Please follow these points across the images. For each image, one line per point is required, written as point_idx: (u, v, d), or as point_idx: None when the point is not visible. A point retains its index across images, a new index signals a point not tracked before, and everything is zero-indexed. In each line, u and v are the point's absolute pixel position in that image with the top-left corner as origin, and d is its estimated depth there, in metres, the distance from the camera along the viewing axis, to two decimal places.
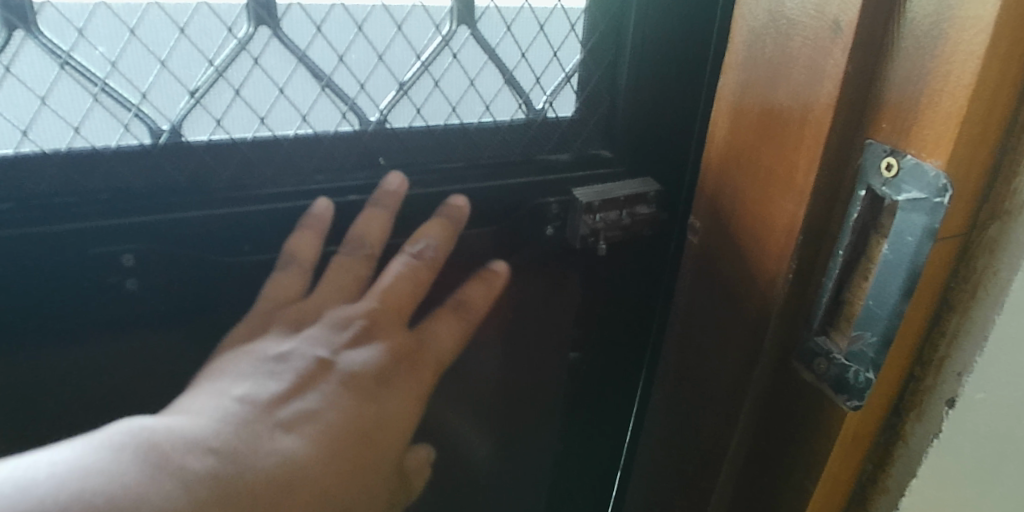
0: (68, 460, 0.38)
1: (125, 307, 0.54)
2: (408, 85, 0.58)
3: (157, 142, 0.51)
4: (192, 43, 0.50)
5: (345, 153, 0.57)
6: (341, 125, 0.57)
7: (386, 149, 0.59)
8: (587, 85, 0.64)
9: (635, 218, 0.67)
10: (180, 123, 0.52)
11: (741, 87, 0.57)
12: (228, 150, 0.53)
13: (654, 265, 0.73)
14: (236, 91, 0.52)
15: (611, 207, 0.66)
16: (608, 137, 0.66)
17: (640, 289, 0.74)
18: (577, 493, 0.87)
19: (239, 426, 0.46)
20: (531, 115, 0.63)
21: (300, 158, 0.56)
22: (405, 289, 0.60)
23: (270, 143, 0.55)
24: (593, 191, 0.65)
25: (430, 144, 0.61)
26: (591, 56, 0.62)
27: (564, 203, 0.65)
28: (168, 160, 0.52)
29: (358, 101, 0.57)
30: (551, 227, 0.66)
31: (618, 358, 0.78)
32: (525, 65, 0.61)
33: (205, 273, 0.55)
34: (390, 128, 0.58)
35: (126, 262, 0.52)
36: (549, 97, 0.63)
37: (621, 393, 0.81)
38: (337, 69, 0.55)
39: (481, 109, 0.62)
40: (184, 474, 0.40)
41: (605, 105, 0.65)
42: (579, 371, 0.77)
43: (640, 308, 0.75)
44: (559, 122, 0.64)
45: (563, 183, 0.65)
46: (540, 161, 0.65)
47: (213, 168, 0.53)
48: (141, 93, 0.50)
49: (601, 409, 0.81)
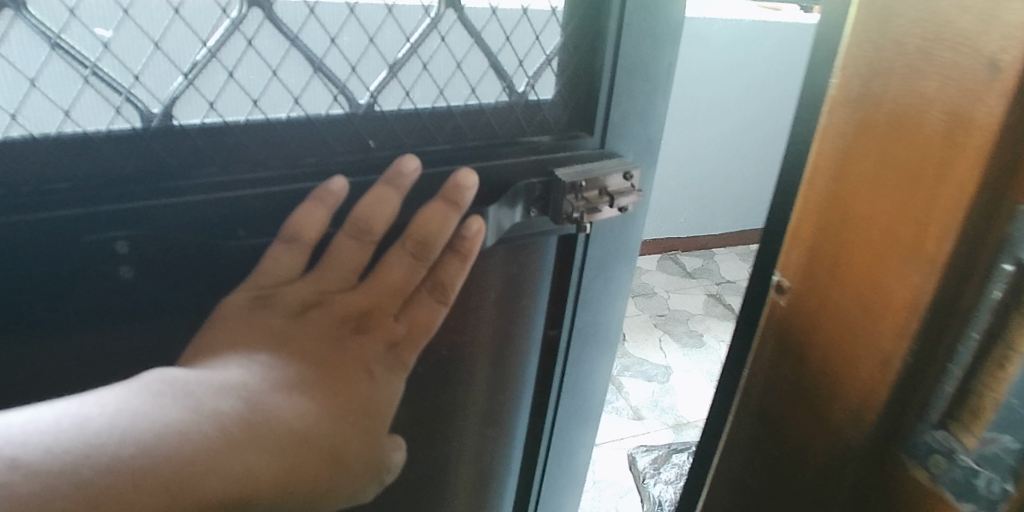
0: (115, 401, 0.41)
1: (119, 297, 0.51)
2: (397, 66, 0.58)
3: (148, 126, 0.50)
4: (187, 24, 0.49)
5: (337, 136, 0.57)
6: (332, 108, 0.56)
7: (376, 132, 0.58)
8: (566, 68, 0.65)
9: (614, 198, 0.66)
10: (172, 106, 0.51)
11: (859, 110, 0.45)
12: (221, 133, 0.52)
13: (626, 244, 0.76)
14: (229, 73, 0.52)
15: (591, 186, 0.65)
16: (586, 120, 0.67)
17: (613, 267, 0.76)
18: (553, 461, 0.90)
19: (267, 379, 0.48)
20: (514, 98, 0.64)
21: (291, 142, 0.55)
22: (397, 282, 0.58)
23: (265, 127, 0.54)
24: (575, 171, 0.64)
25: (416, 127, 0.60)
26: (570, 39, 0.64)
27: (546, 184, 0.64)
28: (159, 145, 0.50)
29: (349, 83, 0.57)
30: (534, 210, 0.66)
31: (593, 337, 0.81)
32: (509, 48, 0.63)
33: (203, 259, 0.52)
34: (380, 111, 0.58)
35: (120, 250, 0.49)
36: (530, 80, 0.64)
37: (595, 363, 0.84)
38: (329, 51, 0.55)
39: (467, 92, 0.62)
40: (219, 416, 0.43)
41: (585, 85, 0.66)
42: (559, 350, 0.79)
43: (611, 287, 0.78)
44: (540, 104, 0.65)
45: (546, 162, 0.65)
46: (522, 143, 0.65)
47: (206, 153, 0.52)
48: (133, 76, 0.49)
49: (579, 382, 0.83)
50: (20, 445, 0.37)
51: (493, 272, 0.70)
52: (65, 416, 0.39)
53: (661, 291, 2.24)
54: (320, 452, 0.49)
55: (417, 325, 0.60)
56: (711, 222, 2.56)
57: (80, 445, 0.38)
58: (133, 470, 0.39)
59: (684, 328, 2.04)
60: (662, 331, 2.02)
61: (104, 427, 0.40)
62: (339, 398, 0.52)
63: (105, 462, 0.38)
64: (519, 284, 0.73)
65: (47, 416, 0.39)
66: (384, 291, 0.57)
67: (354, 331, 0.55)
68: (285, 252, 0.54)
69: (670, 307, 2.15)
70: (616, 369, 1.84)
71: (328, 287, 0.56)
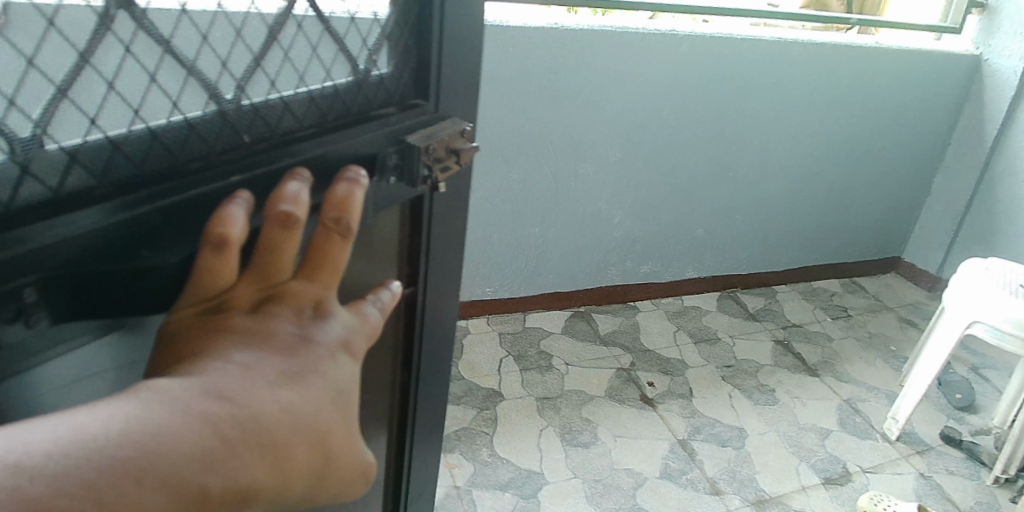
0: (88, 415, 0.37)
1: (10, 363, 0.42)
2: (260, 56, 0.51)
3: (24, 158, 0.41)
4: (63, 37, 0.41)
5: (219, 139, 0.50)
6: (209, 107, 0.49)
7: (251, 128, 0.52)
8: (398, 39, 0.61)
9: (461, 154, 0.65)
10: (46, 127, 0.42)
11: None
12: (104, 151, 0.44)
13: (458, 197, 0.72)
14: (108, 83, 0.44)
15: (438, 145, 0.61)
16: (419, 87, 0.63)
17: (449, 222, 0.73)
18: (419, 438, 0.87)
19: (250, 376, 0.44)
20: (359, 76, 0.59)
21: (179, 151, 0.48)
22: (337, 265, 0.53)
23: (149, 138, 0.46)
24: (423, 134, 0.60)
25: (285, 119, 0.53)
26: (399, 9, 0.60)
27: (401, 152, 0.60)
28: (39, 174, 0.42)
29: (221, 81, 0.49)
30: (392, 178, 0.60)
31: (439, 297, 0.77)
32: (354, 28, 0.57)
33: (107, 283, 0.44)
34: (250, 107, 0.51)
35: (27, 297, 0.41)
36: (370, 54, 0.60)
37: (447, 311, 0.80)
38: (201, 51, 0.48)
39: (323, 75, 0.56)
40: (213, 418, 0.41)
41: (413, 53, 0.62)
42: (416, 304, 0.74)
43: (449, 243, 0.74)
44: (382, 78, 0.61)
45: (396, 130, 0.60)
46: (374, 117, 0.60)
47: (89, 175, 0.44)
48: (6, 102, 0.40)
49: (433, 333, 0.79)
50: (20, 451, 0.34)
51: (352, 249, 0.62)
52: (60, 424, 0.36)
53: (723, 336, 2.19)
54: (308, 444, 0.46)
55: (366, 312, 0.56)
56: (775, 261, 2.51)
57: (78, 449, 0.35)
58: (133, 473, 0.36)
59: (754, 383, 1.99)
60: (732, 386, 1.95)
61: (101, 435, 0.37)
62: (323, 389, 0.48)
63: (102, 464, 0.36)
64: (369, 255, 0.66)
65: (41, 429, 0.36)
66: (328, 272, 0.53)
67: (312, 319, 0.50)
68: (213, 256, 0.47)
69: (737, 356, 2.10)
70: (688, 431, 1.75)
71: (278, 277, 0.50)
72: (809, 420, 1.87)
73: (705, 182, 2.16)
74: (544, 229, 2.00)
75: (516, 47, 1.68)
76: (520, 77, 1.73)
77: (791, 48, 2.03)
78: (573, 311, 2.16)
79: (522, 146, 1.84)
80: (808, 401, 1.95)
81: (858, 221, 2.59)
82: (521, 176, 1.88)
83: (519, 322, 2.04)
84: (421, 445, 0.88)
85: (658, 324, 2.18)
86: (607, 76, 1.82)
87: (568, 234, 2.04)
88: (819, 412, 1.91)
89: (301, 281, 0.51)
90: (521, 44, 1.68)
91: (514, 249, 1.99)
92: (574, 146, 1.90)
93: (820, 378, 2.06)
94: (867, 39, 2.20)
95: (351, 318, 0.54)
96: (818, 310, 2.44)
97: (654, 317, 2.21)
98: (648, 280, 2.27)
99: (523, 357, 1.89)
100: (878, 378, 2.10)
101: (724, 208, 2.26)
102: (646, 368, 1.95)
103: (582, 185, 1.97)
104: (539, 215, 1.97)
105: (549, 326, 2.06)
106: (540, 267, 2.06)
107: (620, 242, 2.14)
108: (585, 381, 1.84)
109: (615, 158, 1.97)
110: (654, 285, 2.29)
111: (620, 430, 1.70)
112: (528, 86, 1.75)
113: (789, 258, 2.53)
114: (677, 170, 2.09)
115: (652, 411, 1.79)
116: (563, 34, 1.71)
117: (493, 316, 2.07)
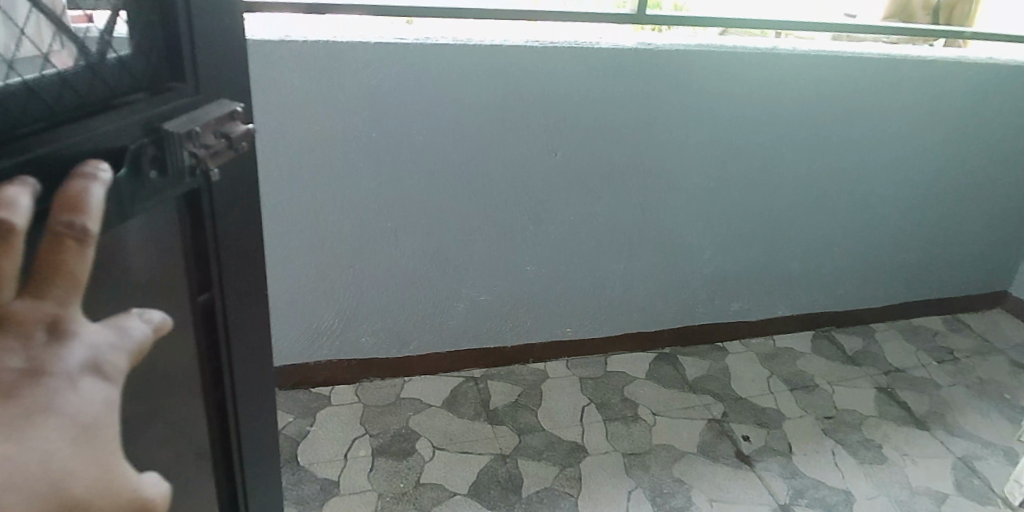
0: None
1: None
2: None
3: None
4: None
5: None
6: None
7: None
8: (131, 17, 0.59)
9: (230, 137, 0.64)
10: None
11: None
12: None
13: (242, 184, 0.72)
14: None
15: (202, 131, 0.61)
16: (172, 67, 0.61)
17: (240, 210, 0.72)
18: (243, 449, 0.83)
19: None
20: (91, 60, 0.56)
21: None
22: (81, 279, 0.47)
23: None
24: (182, 121, 0.59)
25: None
26: None
27: (158, 140, 0.57)
28: None
29: None
30: (153, 170, 0.57)
31: (243, 293, 0.76)
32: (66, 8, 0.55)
33: None
34: None
35: None
36: (104, 37, 0.57)
37: (258, 304, 0.79)
38: None
39: (41, 60, 0.53)
40: None
41: (152, 32, 0.60)
42: (213, 308, 0.73)
43: (241, 234, 0.73)
44: (123, 62, 0.58)
45: (150, 116, 0.57)
46: (120, 104, 0.57)
47: None
48: None
49: (243, 333, 0.77)
50: None
51: (123, 249, 0.60)
52: None
53: (822, 383, 1.99)
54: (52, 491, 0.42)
55: (123, 322, 0.51)
56: (872, 297, 2.30)
57: None
58: None
59: (858, 437, 1.80)
60: (833, 441, 1.77)
61: None
62: (71, 425, 0.44)
63: None
64: (150, 254, 0.64)
65: None
66: (66, 284, 0.46)
67: (48, 340, 0.45)
68: None
69: (836, 405, 1.90)
70: (791, 495, 1.58)
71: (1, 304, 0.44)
72: (922, 482, 1.67)
73: (801, 212, 1.99)
74: (629, 264, 1.86)
75: (605, 67, 1.60)
76: (609, 100, 1.63)
77: (895, 66, 1.86)
78: (656, 353, 1.99)
79: (607, 176, 1.72)
80: (920, 460, 1.74)
81: (966, 253, 2.36)
82: (604, 207, 1.76)
83: (600, 366, 1.88)
84: (251, 456, 0.85)
85: (749, 368, 1.99)
86: (701, 100, 1.71)
87: (654, 270, 1.90)
88: (933, 472, 1.71)
89: (32, 303, 0.45)
90: (610, 65, 1.59)
91: (595, 286, 1.85)
92: (664, 175, 1.77)
93: (929, 432, 1.85)
94: (981, 53, 2.01)
95: (100, 332, 0.49)
96: (920, 352, 2.22)
97: (745, 361, 2.02)
98: (738, 319, 2.10)
99: (606, 406, 1.73)
100: (993, 431, 1.88)
101: (819, 241, 2.08)
102: (740, 420, 1.78)
103: (670, 218, 1.84)
104: (622, 249, 1.83)
105: (631, 370, 1.89)
106: (624, 306, 1.91)
107: (709, 280, 1.98)
108: (676, 434, 1.68)
109: (706, 189, 1.84)
110: (742, 325, 2.11)
111: (712, 491, 1.54)
112: (617, 110, 1.65)
113: (888, 295, 2.32)
114: (770, 201, 1.94)
115: (749, 470, 1.63)
116: (655, 55, 1.62)
117: (573, 359, 1.92)
